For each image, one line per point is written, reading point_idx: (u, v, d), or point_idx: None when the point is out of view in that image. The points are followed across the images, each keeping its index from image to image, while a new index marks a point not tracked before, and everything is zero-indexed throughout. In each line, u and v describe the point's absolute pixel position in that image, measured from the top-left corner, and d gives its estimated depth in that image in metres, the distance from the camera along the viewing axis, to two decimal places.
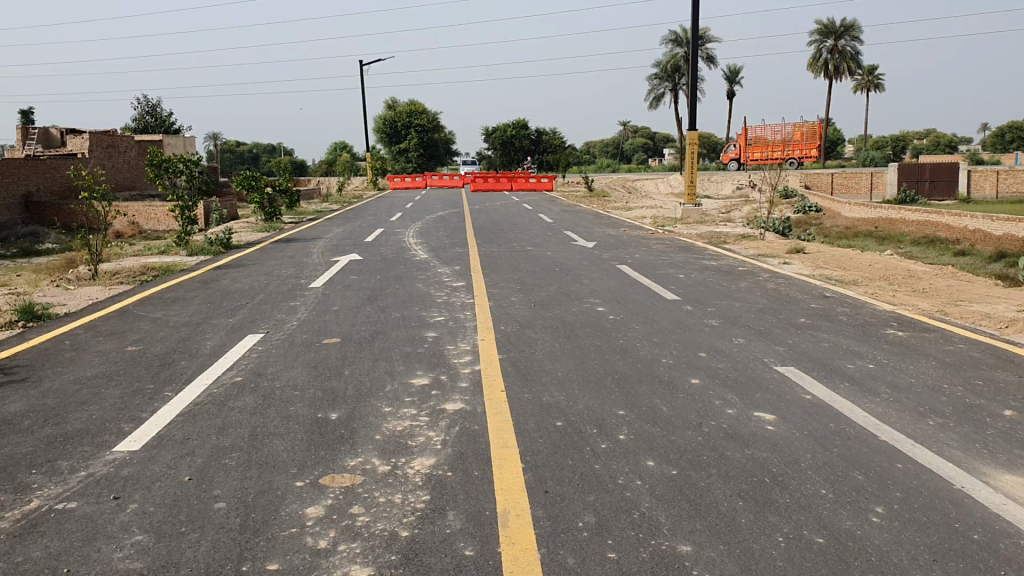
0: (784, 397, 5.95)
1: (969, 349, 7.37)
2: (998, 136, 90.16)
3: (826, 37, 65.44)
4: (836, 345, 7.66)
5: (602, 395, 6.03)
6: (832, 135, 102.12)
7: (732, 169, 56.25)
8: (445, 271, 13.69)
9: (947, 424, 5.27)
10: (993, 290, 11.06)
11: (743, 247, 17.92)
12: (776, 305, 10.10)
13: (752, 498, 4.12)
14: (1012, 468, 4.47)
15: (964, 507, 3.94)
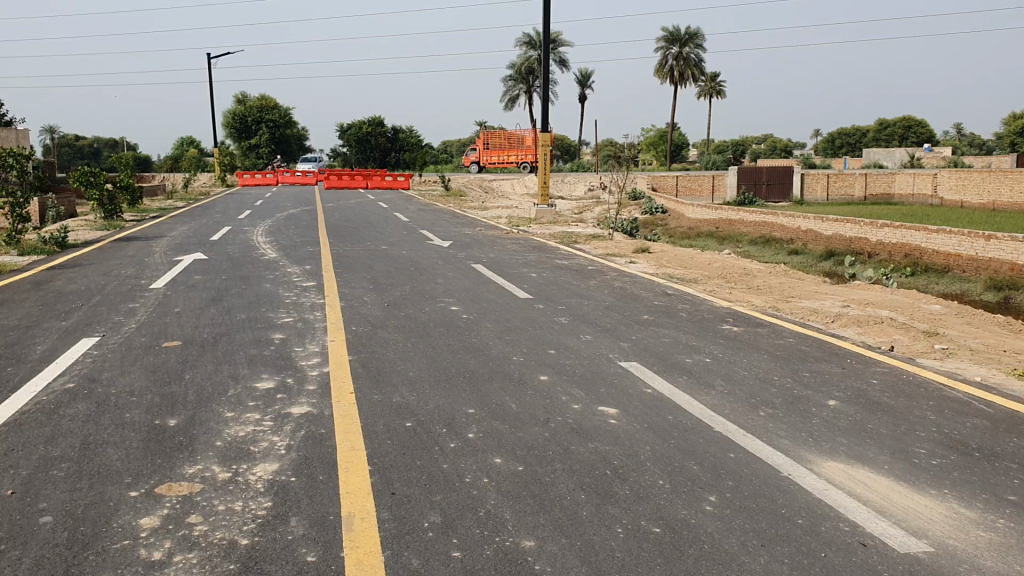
0: (627, 392, 6.13)
1: (799, 343, 7.78)
2: (829, 142, 95.97)
3: (672, 44, 67.84)
4: (676, 341, 7.95)
5: (451, 394, 6.05)
6: (678, 139, 106.39)
7: (474, 170, 60.83)
8: (295, 270, 13.39)
9: (777, 414, 5.56)
10: (821, 288, 11.70)
11: (592, 247, 18.31)
12: (622, 303, 10.39)
13: (594, 490, 4.23)
14: (835, 455, 4.76)
15: (791, 493, 4.17)
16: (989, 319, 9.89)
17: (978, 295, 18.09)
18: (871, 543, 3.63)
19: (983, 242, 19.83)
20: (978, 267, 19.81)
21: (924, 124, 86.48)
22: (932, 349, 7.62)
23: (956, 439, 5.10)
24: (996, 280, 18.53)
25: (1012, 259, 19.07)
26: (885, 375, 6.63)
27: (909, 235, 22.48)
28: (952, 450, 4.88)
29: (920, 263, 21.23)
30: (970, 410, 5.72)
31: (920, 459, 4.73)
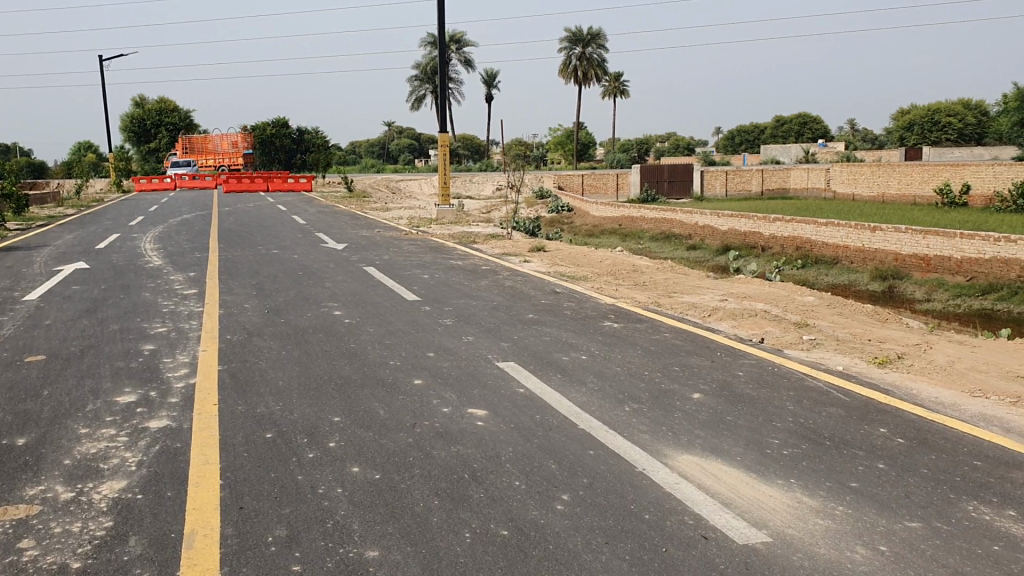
0: (498, 393, 6.12)
1: (674, 337, 7.92)
2: (729, 139, 98.33)
3: (575, 45, 68.52)
4: (555, 339, 8.01)
5: (318, 402, 5.93)
6: (584, 137, 107.97)
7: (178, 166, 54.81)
8: (179, 278, 13.01)
9: (642, 409, 5.62)
10: (704, 282, 11.95)
11: (490, 246, 18.37)
12: (509, 302, 10.41)
13: (448, 495, 4.19)
14: (690, 448, 4.84)
15: (642, 488, 4.21)
16: (860, 308, 10.25)
17: (864, 285, 18.71)
18: (713, 536, 3.69)
19: (869, 234, 20.47)
20: (865, 259, 20.47)
21: (817, 120, 89.20)
22: (801, 339, 7.84)
23: (810, 428, 5.25)
24: (881, 271, 19.18)
25: (895, 249, 19.73)
26: (751, 367, 6.78)
27: (799, 229, 23.05)
28: (804, 440, 5.02)
29: (810, 256, 21.80)
30: (826, 399, 5.91)
31: (773, 449, 4.85)
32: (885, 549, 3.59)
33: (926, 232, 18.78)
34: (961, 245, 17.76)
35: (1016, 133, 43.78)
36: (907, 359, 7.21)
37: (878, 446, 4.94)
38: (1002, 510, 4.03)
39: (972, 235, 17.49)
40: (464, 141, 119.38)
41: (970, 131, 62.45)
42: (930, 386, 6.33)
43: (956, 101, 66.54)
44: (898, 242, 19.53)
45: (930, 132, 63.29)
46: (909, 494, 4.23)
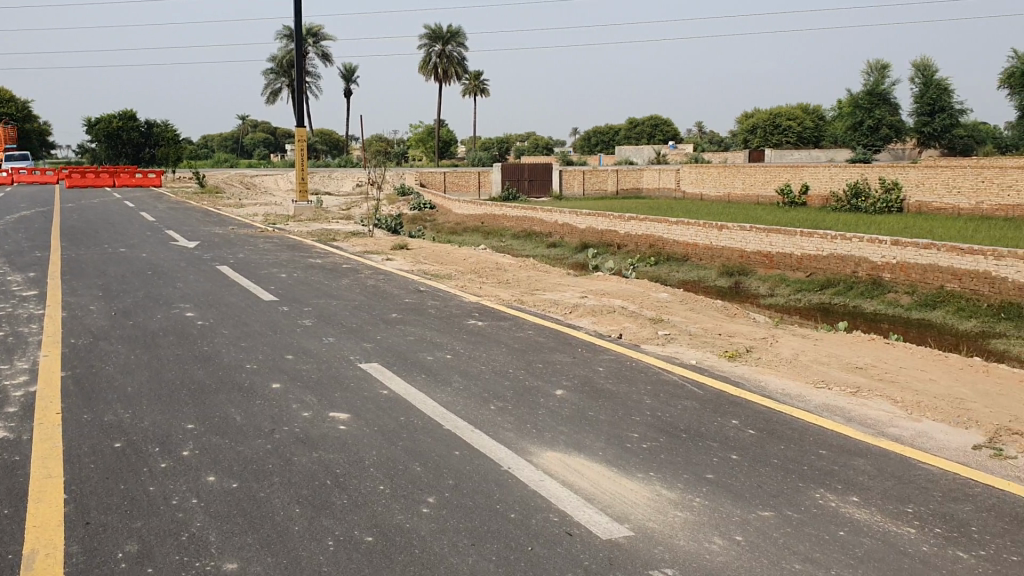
0: (361, 395, 6.02)
1: (537, 335, 7.99)
2: (586, 138, 100.35)
3: (435, 42, 68.19)
4: (418, 339, 7.95)
5: (171, 408, 5.67)
6: (444, 135, 107.96)
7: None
8: (16, 279, 12.21)
9: (506, 407, 5.64)
10: (565, 280, 12.13)
11: (350, 244, 18.06)
12: (371, 302, 10.27)
13: (310, 503, 4.09)
14: (553, 445, 4.89)
15: (507, 487, 4.22)
16: (712, 304, 10.60)
17: (712, 281, 19.46)
18: (577, 532, 3.74)
19: (716, 233, 21.23)
20: (712, 256, 21.24)
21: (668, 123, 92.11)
22: (657, 335, 8.06)
23: (667, 421, 5.40)
24: (728, 267, 19.98)
25: (741, 247, 20.54)
26: (612, 363, 6.93)
27: (652, 227, 23.69)
28: (663, 433, 5.16)
29: (663, 254, 22.45)
30: (683, 392, 6.08)
31: (633, 444, 4.95)
32: (741, 539, 3.72)
33: (769, 231, 19.62)
34: (801, 243, 18.65)
35: (850, 137, 46.27)
36: (755, 352, 7.52)
37: (730, 437, 5.13)
38: (846, 497, 4.25)
39: (810, 234, 18.38)
40: (322, 136, 117.29)
41: (808, 135, 65.74)
42: (779, 378, 6.62)
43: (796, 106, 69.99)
44: (744, 240, 20.33)
45: (773, 135, 66.39)
46: (762, 483, 4.41)
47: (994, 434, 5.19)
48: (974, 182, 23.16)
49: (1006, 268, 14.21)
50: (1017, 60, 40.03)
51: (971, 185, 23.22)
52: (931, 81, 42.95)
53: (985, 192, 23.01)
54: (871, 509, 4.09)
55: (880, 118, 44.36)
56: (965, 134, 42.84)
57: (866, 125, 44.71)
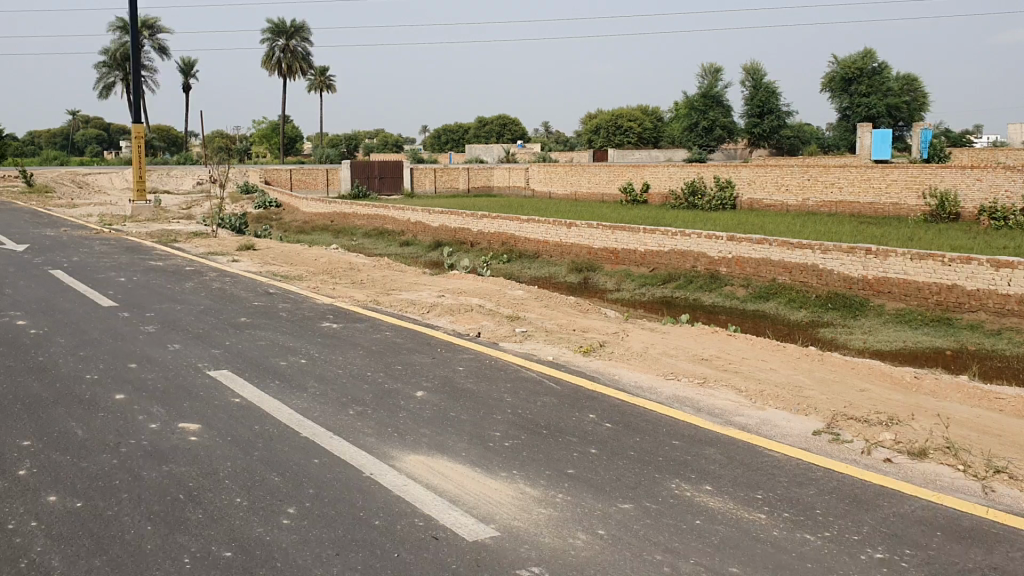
0: (212, 404, 5.78)
1: (394, 336, 7.91)
2: (434, 137, 100.22)
3: (279, 36, 66.40)
4: (271, 343, 7.72)
5: (3, 425, 5.29)
6: (289, 132, 105.39)
7: None
8: None
9: (366, 412, 5.56)
10: (419, 279, 12.06)
11: (194, 245, 17.35)
12: (219, 306, 9.90)
13: (163, 519, 3.90)
14: (415, 449, 4.84)
15: (370, 494, 4.15)
16: (565, 300, 10.81)
17: (562, 277, 19.81)
18: (442, 535, 3.72)
19: (564, 230, 21.59)
20: (562, 253, 21.61)
21: (515, 122, 93.08)
22: (513, 332, 8.14)
23: (527, 418, 5.45)
24: (577, 263, 20.38)
25: (589, 244, 20.98)
26: (470, 361, 6.94)
27: (503, 225, 23.89)
28: (523, 430, 5.21)
29: (514, 251, 22.66)
30: (540, 389, 6.16)
31: (494, 443, 4.97)
32: (603, 533, 3.80)
33: (614, 228, 20.10)
34: (644, 240, 19.22)
35: (686, 138, 47.98)
36: (609, 347, 7.70)
37: (588, 431, 5.23)
38: (700, 485, 4.40)
39: (653, 230, 18.98)
40: (161, 131, 112.31)
41: (648, 135, 67.93)
42: (632, 371, 6.80)
43: (637, 108, 72.15)
44: (591, 237, 20.76)
45: (614, 136, 68.25)
46: (620, 475, 4.52)
47: (830, 419, 5.51)
48: (801, 180, 24.35)
49: (831, 260, 15.12)
50: (836, 65, 42.77)
51: (797, 182, 24.42)
52: (760, 84, 45.20)
53: (810, 190, 24.30)
54: (723, 496, 4.26)
55: (714, 119, 46.24)
56: (791, 135, 45.33)
57: (701, 126, 46.45)
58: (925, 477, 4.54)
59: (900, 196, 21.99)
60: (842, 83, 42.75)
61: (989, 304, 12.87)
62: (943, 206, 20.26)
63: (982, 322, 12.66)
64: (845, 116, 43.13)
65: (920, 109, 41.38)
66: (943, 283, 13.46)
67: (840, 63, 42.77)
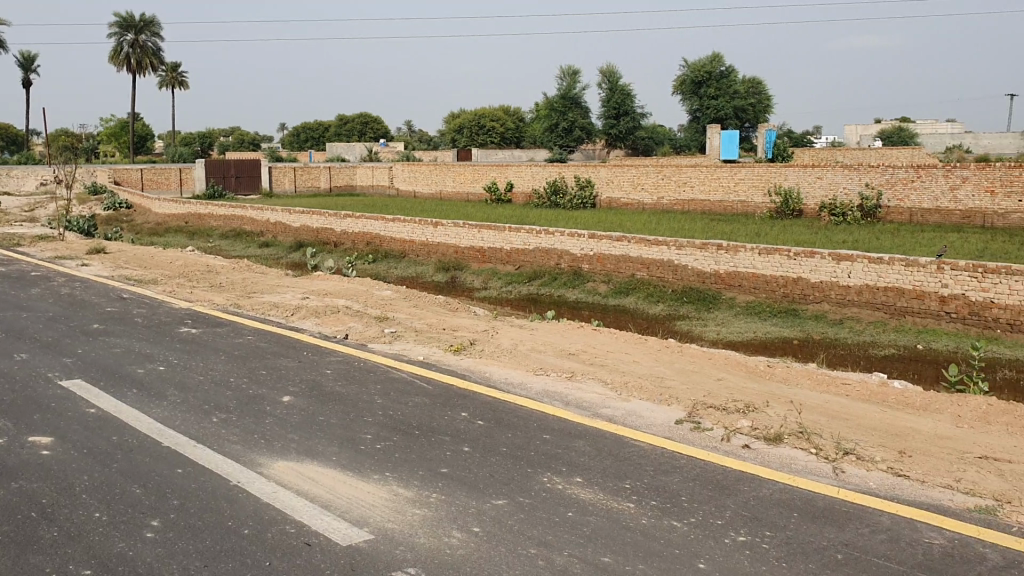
0: (65, 415, 5.49)
1: (258, 340, 7.71)
2: (294, 135, 98.06)
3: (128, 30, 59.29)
4: (127, 350, 7.39)
5: None
6: (140, 130, 101.00)
7: None
8: None
9: (230, 418, 5.40)
10: (282, 281, 11.80)
11: (38, 249, 16.43)
12: (68, 313, 9.41)
13: (14, 540, 3.68)
14: (285, 455, 4.73)
15: (238, 502, 4.04)
16: (432, 300, 10.80)
17: (428, 277, 19.77)
18: (315, 541, 3.66)
19: (430, 229, 21.53)
20: (428, 252, 21.55)
21: (377, 121, 92.12)
22: (382, 332, 8.07)
23: (398, 419, 5.42)
24: (444, 263, 20.36)
25: (455, 243, 20.98)
26: (338, 364, 6.84)
27: (368, 225, 23.60)
28: (394, 432, 5.17)
29: (380, 251, 22.45)
30: (410, 389, 6.14)
31: (365, 445, 4.92)
32: (478, 530, 3.82)
33: (480, 226, 20.18)
34: (509, 238, 19.40)
35: (546, 138, 48.38)
36: (477, 345, 7.74)
37: (459, 430, 5.24)
38: (570, 478, 4.49)
39: (517, 229, 19.18)
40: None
41: (511, 135, 68.46)
42: (502, 369, 6.86)
43: (499, 107, 72.62)
44: (457, 236, 20.78)
45: (477, 135, 68.49)
46: (493, 472, 4.56)
47: (692, 408, 5.71)
48: (656, 179, 25.06)
49: (686, 256, 15.64)
50: (687, 68, 44.20)
51: (652, 182, 25.10)
52: (616, 86, 46.24)
53: (664, 189, 24.98)
54: (593, 488, 4.36)
55: (573, 120, 46.81)
56: (646, 136, 46.67)
57: (560, 127, 46.89)
58: (781, 460, 4.77)
59: (747, 195, 22.96)
60: (693, 86, 44.22)
61: (831, 295, 13.60)
62: (787, 204, 21.47)
63: (825, 312, 13.37)
64: (696, 117, 44.65)
65: (765, 111, 43.31)
66: (790, 276, 14.15)
67: (690, 67, 44.27)
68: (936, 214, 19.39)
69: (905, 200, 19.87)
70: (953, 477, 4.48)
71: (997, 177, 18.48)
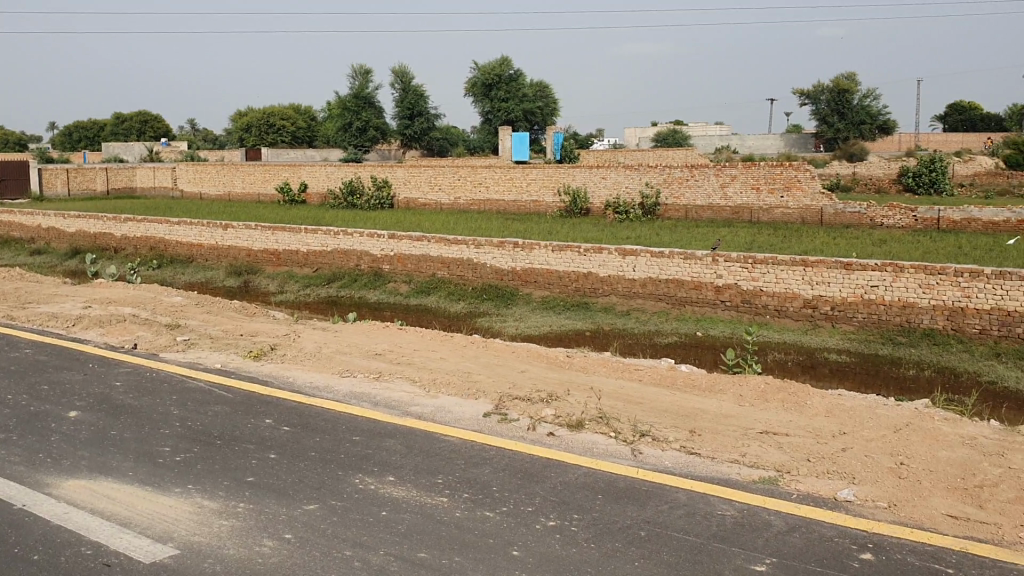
0: None
1: (37, 354, 7.15)
2: (64, 134, 91.03)
3: None
4: None
5: None
6: None
7: None
8: None
9: (10, 439, 4.99)
10: (60, 290, 11.00)
11: None
12: None
13: None
14: (76, 473, 4.44)
15: (26, 527, 3.76)
16: (228, 305, 10.41)
17: (220, 282, 19.01)
18: (116, 561, 3.47)
19: (220, 232, 20.67)
20: (219, 255, 20.70)
21: (158, 120, 87.21)
22: (175, 341, 7.70)
23: (198, 429, 5.21)
24: (236, 267, 19.63)
25: (247, 246, 20.26)
26: (129, 375, 6.47)
27: (152, 228, 22.33)
28: (194, 442, 4.96)
29: (165, 256, 21.35)
30: (210, 398, 5.90)
31: (164, 458, 4.70)
32: (290, 536, 3.74)
33: (274, 228, 19.60)
34: (305, 240, 18.97)
35: (339, 137, 47.30)
36: (279, 349, 7.54)
37: (265, 437, 5.10)
38: (382, 477, 4.48)
39: (314, 230, 18.80)
40: None
41: (303, 134, 66.53)
42: (306, 372, 6.73)
43: (289, 106, 70.58)
44: (249, 238, 20.08)
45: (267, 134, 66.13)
46: (301, 477, 4.47)
47: (499, 400, 5.83)
48: (452, 179, 25.22)
49: (485, 255, 15.89)
50: (478, 71, 44.77)
51: (449, 182, 25.25)
52: (409, 87, 46.15)
53: (460, 189, 25.20)
54: (406, 485, 4.37)
55: (367, 120, 45.88)
56: (440, 136, 47.36)
57: (354, 127, 45.83)
58: (585, 446, 4.96)
59: (539, 194, 23.61)
60: (484, 88, 44.82)
61: (618, 288, 14.25)
62: (575, 203, 22.21)
63: (614, 305, 13.98)
64: (488, 119, 45.20)
65: (552, 114, 44.80)
66: (581, 271, 14.68)
67: (480, 69, 44.85)
68: (709, 210, 20.74)
69: (681, 198, 21.13)
70: (739, 451, 4.83)
71: (761, 174, 19.98)
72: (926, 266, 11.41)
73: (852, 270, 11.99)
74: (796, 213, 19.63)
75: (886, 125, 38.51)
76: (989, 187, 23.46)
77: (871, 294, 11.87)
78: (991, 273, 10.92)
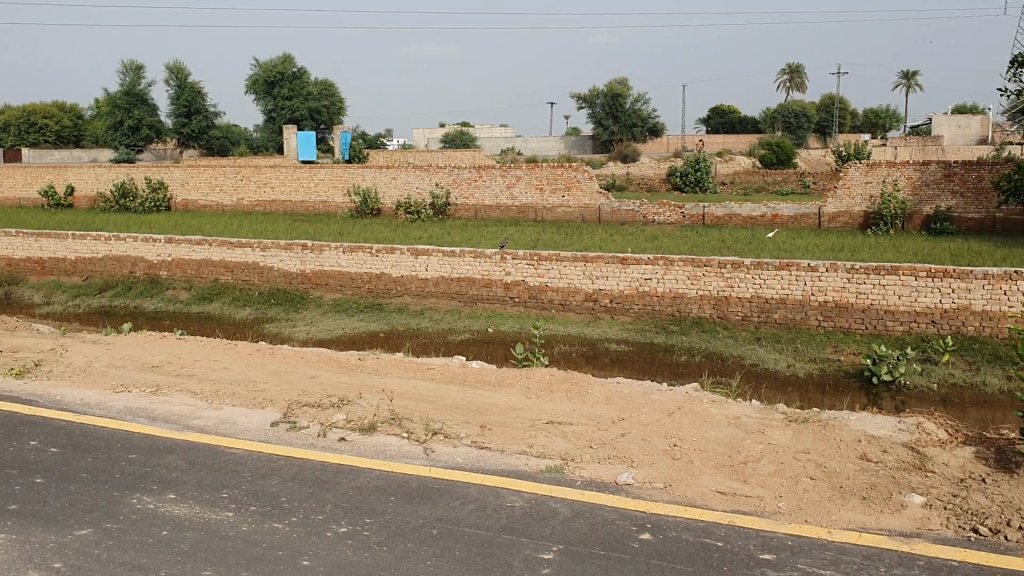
0: None
1: None
2: None
3: None
4: None
5: None
6: None
7: None
8: None
9: None
10: None
11: None
12: None
13: None
14: None
15: None
16: None
17: None
18: None
19: None
20: None
21: None
22: None
23: None
24: None
25: (7, 254, 18.59)
26: None
27: None
28: None
29: None
30: None
31: None
32: (60, 566, 3.49)
33: (37, 235, 18.11)
34: (73, 247, 17.69)
35: (107, 137, 44.05)
36: (44, 365, 6.99)
37: (29, 460, 4.73)
38: (162, 495, 4.25)
39: (82, 236, 17.56)
40: None
41: (67, 133, 61.67)
42: (76, 388, 6.28)
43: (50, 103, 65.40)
44: (8, 246, 18.46)
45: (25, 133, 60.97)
46: (72, 501, 4.18)
47: (287, 408, 5.68)
48: (234, 180, 24.31)
49: (271, 257, 15.44)
50: (259, 68, 43.42)
51: (230, 183, 24.33)
52: (185, 84, 44.06)
53: (243, 190, 24.33)
54: (188, 502, 4.18)
55: (140, 118, 42.94)
56: (219, 135, 45.53)
57: (125, 125, 42.82)
58: (376, 449, 4.93)
59: (327, 195, 23.20)
60: (265, 86, 43.57)
61: (411, 288, 14.25)
62: (365, 203, 21.95)
63: (407, 305, 13.98)
64: (271, 118, 43.94)
65: (337, 113, 44.19)
66: (373, 272, 14.57)
67: (262, 67, 43.51)
68: (496, 210, 21.16)
69: (469, 197, 21.43)
70: (526, 443, 4.96)
71: (544, 175, 20.63)
72: (694, 259, 12.16)
73: (628, 264, 12.59)
74: (577, 212, 20.38)
75: (656, 127, 40.79)
76: (747, 185, 25.35)
77: (645, 287, 12.52)
78: (750, 263, 11.82)
